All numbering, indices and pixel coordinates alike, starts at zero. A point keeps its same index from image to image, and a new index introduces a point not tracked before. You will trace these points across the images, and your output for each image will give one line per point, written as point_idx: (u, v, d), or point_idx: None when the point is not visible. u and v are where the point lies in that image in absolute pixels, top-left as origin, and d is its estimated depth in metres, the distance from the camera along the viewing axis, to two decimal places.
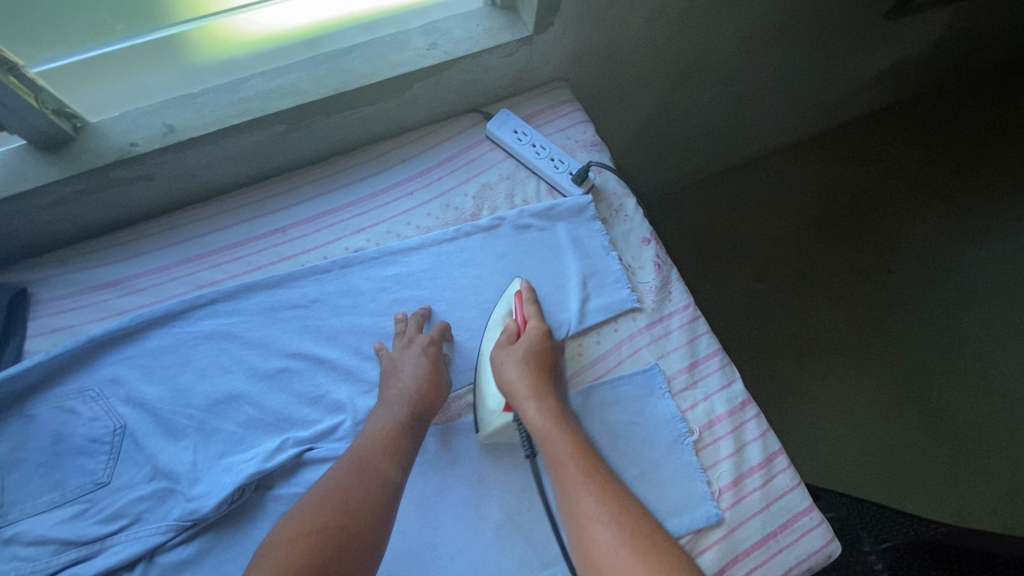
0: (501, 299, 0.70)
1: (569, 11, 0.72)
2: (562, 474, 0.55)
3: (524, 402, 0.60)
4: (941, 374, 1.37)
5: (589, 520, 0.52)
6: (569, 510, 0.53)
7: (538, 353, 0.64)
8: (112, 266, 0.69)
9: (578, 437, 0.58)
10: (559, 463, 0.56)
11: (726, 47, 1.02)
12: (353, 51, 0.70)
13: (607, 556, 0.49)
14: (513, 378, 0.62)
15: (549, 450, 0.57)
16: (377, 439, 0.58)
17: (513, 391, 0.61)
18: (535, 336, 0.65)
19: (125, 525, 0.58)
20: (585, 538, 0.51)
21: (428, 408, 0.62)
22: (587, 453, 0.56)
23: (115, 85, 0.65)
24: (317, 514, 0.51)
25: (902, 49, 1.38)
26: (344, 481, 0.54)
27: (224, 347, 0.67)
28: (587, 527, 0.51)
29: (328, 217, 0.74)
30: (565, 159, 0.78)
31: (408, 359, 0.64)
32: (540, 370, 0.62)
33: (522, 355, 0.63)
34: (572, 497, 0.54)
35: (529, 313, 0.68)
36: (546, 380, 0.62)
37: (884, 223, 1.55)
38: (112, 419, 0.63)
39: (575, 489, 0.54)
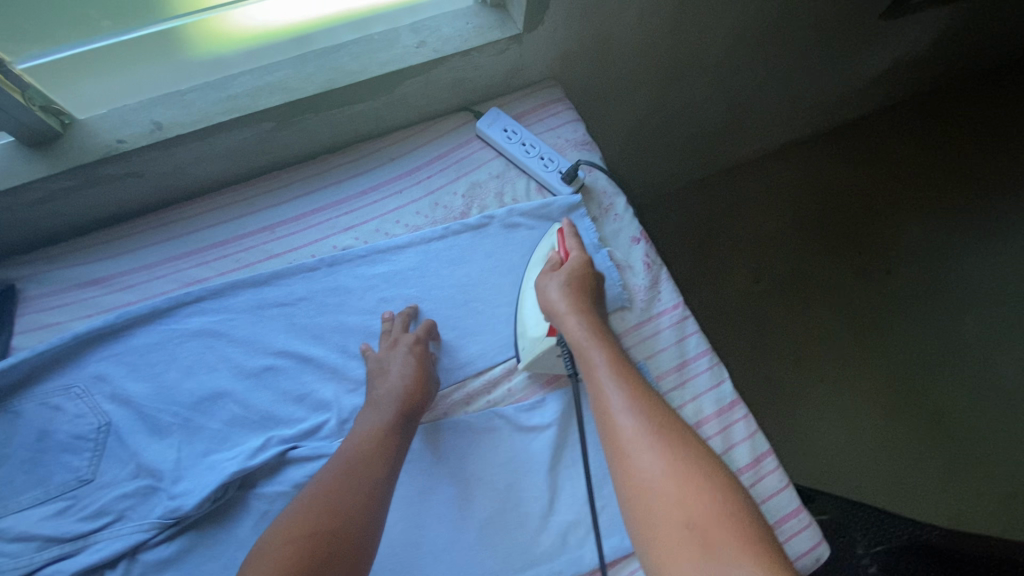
0: (546, 236, 0.72)
1: (558, 9, 0.72)
2: (594, 376, 0.57)
3: (565, 317, 0.62)
4: (938, 376, 1.36)
5: (618, 413, 0.53)
6: (597, 406, 0.55)
7: (581, 277, 0.65)
8: (99, 263, 0.69)
9: (612, 346, 0.59)
10: (592, 367, 0.57)
11: (720, 47, 1.02)
12: (341, 49, 0.70)
13: (632, 444, 0.50)
14: (555, 298, 0.64)
15: (585, 357, 0.58)
16: (365, 442, 0.57)
17: (554, 309, 0.63)
18: (578, 263, 0.67)
19: (109, 522, 0.58)
20: (612, 431, 0.52)
21: (416, 408, 0.62)
22: (621, 360, 0.58)
23: (102, 82, 0.65)
24: (304, 519, 0.50)
25: (900, 49, 1.38)
26: (332, 485, 0.53)
27: (210, 345, 0.66)
28: (614, 420, 0.53)
29: (317, 215, 0.74)
30: (555, 158, 0.77)
31: (394, 359, 0.64)
32: (582, 292, 0.64)
33: (565, 278, 0.65)
34: (603, 396, 0.55)
35: (572, 244, 0.69)
36: (587, 301, 0.64)
37: (883, 223, 1.54)
38: (97, 416, 0.63)
39: (606, 386, 0.55)
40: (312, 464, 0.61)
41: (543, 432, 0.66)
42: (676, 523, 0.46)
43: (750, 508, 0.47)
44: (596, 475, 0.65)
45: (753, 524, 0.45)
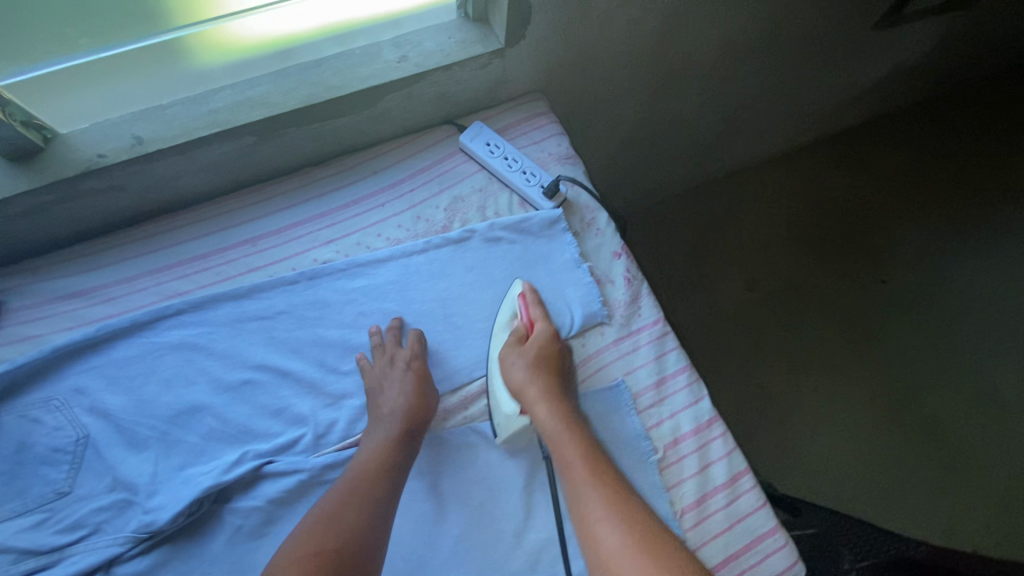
0: (505, 302, 0.72)
1: (541, 24, 0.72)
2: (571, 478, 0.58)
3: (535, 406, 0.63)
4: (932, 388, 1.35)
5: (597, 520, 0.54)
6: (578, 511, 0.56)
7: (548, 357, 0.67)
8: (80, 275, 0.69)
9: (586, 442, 0.61)
10: (569, 467, 0.59)
11: (711, 57, 1.01)
12: (323, 64, 0.70)
13: (613, 553, 0.52)
14: (523, 382, 0.64)
15: (560, 453, 0.60)
16: (371, 460, 0.60)
17: (523, 395, 0.64)
18: (543, 338, 0.68)
19: (85, 535, 0.59)
20: (592, 538, 0.54)
21: (419, 423, 0.63)
22: (595, 457, 0.59)
23: (82, 96, 0.65)
24: (311, 539, 0.53)
25: (897, 58, 1.37)
26: (337, 506, 0.56)
27: (190, 358, 0.67)
28: (594, 526, 0.54)
29: (298, 228, 0.74)
30: (537, 172, 0.77)
31: (391, 377, 0.65)
32: (550, 374, 0.65)
33: (532, 359, 0.66)
34: (580, 499, 0.56)
35: (536, 314, 0.70)
36: (555, 384, 0.65)
37: (880, 232, 1.52)
38: (76, 429, 0.63)
39: (584, 491, 0.57)
40: (287, 479, 0.62)
41: (519, 449, 0.66)
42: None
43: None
44: None
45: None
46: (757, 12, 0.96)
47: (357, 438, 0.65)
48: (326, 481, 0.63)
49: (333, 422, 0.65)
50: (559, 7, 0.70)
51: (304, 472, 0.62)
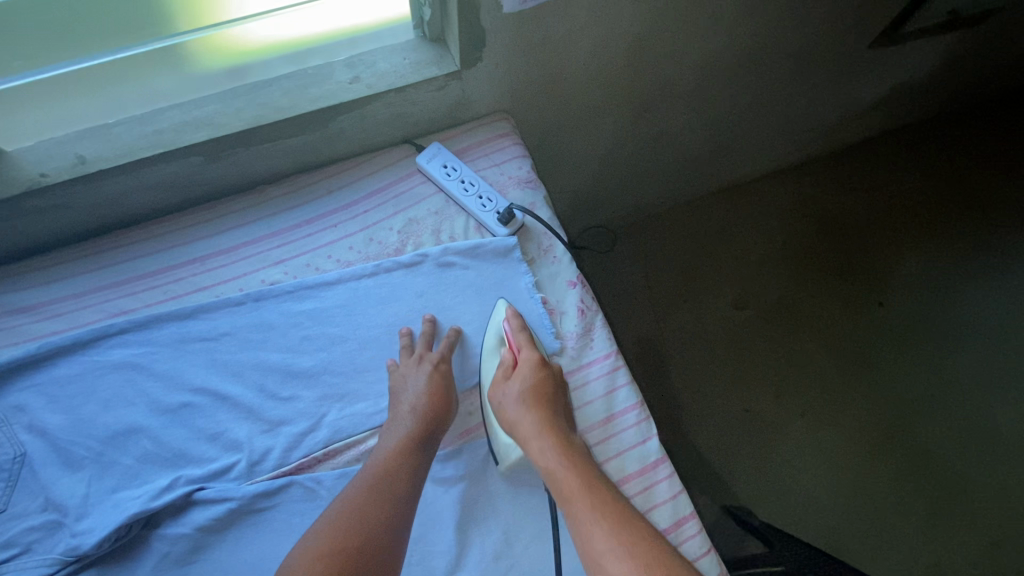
0: (489, 327, 0.71)
1: (497, 47, 0.70)
2: (574, 514, 0.54)
3: (528, 440, 0.60)
4: (925, 417, 1.30)
5: (606, 559, 0.50)
6: (585, 549, 0.52)
7: (536, 384, 0.63)
8: (30, 290, 0.70)
9: (585, 472, 0.57)
10: (569, 502, 0.55)
11: (693, 79, 0.98)
12: (274, 84, 0.69)
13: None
14: (514, 417, 0.62)
15: (559, 489, 0.56)
16: (390, 459, 0.59)
17: (516, 430, 0.61)
18: (529, 365, 0.64)
19: (13, 555, 0.58)
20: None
21: (440, 424, 0.64)
22: (596, 487, 0.55)
23: (27, 116, 0.65)
24: (333, 536, 0.52)
25: (899, 76, 1.31)
26: (359, 502, 0.55)
27: (130, 378, 0.66)
28: (604, 562, 0.50)
29: (249, 248, 0.73)
30: (493, 198, 0.76)
31: (416, 374, 0.65)
32: (541, 402, 0.62)
33: (520, 389, 0.63)
34: (586, 537, 0.52)
35: (520, 341, 0.67)
36: (548, 413, 0.61)
37: (880, 253, 1.47)
38: (13, 447, 0.63)
39: (588, 527, 0.52)
40: (217, 506, 0.61)
41: (459, 483, 0.65)
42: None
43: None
44: (506, 531, 0.63)
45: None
46: (742, 34, 0.92)
47: (291, 466, 0.64)
48: (257, 510, 0.62)
49: (268, 450, 0.64)
50: (516, 30, 0.68)
51: (234, 500, 0.61)
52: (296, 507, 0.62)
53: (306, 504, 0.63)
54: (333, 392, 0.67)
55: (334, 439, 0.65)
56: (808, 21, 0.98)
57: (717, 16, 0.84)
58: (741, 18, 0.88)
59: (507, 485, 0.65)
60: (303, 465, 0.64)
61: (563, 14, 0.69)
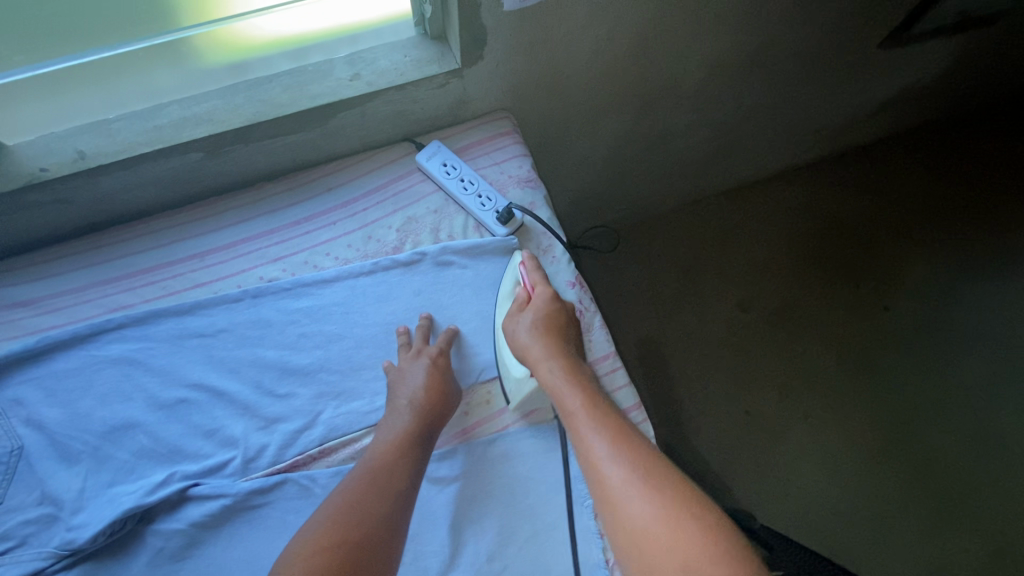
0: (506, 275, 0.72)
1: (498, 45, 0.69)
2: (576, 426, 0.55)
3: (538, 363, 0.62)
4: (930, 422, 1.29)
5: (602, 462, 0.51)
6: (582, 455, 0.53)
7: (549, 316, 0.65)
8: (30, 285, 0.70)
9: (589, 393, 0.58)
10: (571, 415, 0.56)
11: (697, 79, 0.97)
12: (273, 80, 0.69)
13: (619, 491, 0.49)
14: (526, 342, 0.63)
15: (563, 406, 0.58)
16: (389, 452, 0.59)
17: (526, 356, 0.63)
18: (543, 298, 0.66)
19: (9, 548, 0.58)
20: (597, 480, 0.51)
21: (438, 418, 0.63)
22: (598, 405, 0.57)
23: (29, 111, 0.65)
24: (331, 529, 0.51)
25: (907, 77, 1.30)
26: (357, 496, 0.55)
27: (128, 373, 0.67)
28: (599, 465, 0.51)
29: (248, 244, 0.73)
30: (493, 197, 0.75)
31: (414, 368, 0.65)
32: (552, 332, 0.64)
33: (533, 318, 0.65)
34: (585, 445, 0.53)
35: (535, 278, 0.69)
36: (559, 342, 0.63)
37: (886, 257, 1.45)
38: (11, 440, 0.63)
39: (589, 436, 0.54)
40: (212, 502, 0.61)
41: (453, 483, 0.65)
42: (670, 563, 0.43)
43: (746, 544, 0.44)
44: (500, 532, 0.63)
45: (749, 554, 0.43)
46: (747, 34, 0.91)
47: (287, 463, 0.64)
48: (252, 507, 0.62)
49: (264, 447, 0.64)
50: (517, 28, 0.68)
51: (229, 497, 0.61)
52: (291, 504, 0.62)
53: (301, 502, 0.63)
54: (329, 390, 0.67)
55: (329, 437, 0.65)
56: (816, 21, 0.96)
57: (722, 15, 0.83)
58: (747, 18, 0.87)
59: (502, 485, 0.65)
60: (298, 463, 0.64)
61: (565, 12, 0.68)
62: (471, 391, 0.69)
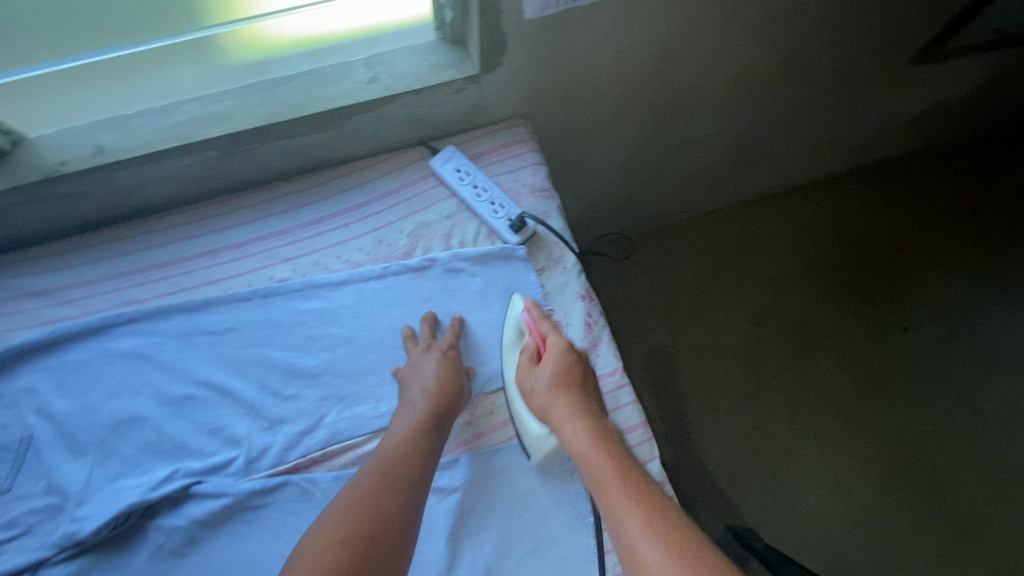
0: (506, 322, 0.70)
1: (517, 52, 0.68)
2: (605, 496, 0.50)
3: (561, 423, 0.57)
4: (947, 449, 1.25)
5: (636, 539, 0.46)
6: (615, 531, 0.48)
7: (566, 368, 0.61)
8: (47, 276, 0.71)
9: (617, 455, 0.54)
10: (600, 484, 0.51)
11: (721, 89, 0.95)
12: (291, 81, 0.69)
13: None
14: (544, 400, 0.60)
15: (591, 474, 0.53)
16: (401, 444, 0.58)
17: (547, 415, 0.59)
18: (556, 348, 0.62)
19: (14, 535, 0.59)
20: (631, 560, 0.46)
21: (449, 411, 0.63)
22: (628, 472, 0.52)
23: (50, 105, 0.66)
24: (343, 524, 0.51)
25: (938, 93, 1.26)
26: (369, 487, 0.54)
27: (137, 367, 0.67)
28: (634, 544, 0.46)
29: (259, 244, 0.73)
30: (505, 204, 0.74)
31: (425, 361, 0.65)
32: (572, 386, 0.60)
33: (552, 373, 0.61)
34: (617, 518, 0.48)
35: (545, 328, 0.65)
36: (581, 397, 0.59)
37: (906, 277, 1.42)
38: (21, 428, 0.64)
39: (619, 508, 0.49)
40: (214, 501, 0.62)
41: (454, 494, 0.64)
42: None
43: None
44: (499, 547, 0.62)
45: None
46: (772, 48, 0.89)
47: (288, 466, 0.64)
48: (253, 507, 0.62)
49: (267, 447, 0.64)
50: (538, 36, 0.67)
51: (230, 497, 0.62)
52: (291, 506, 0.62)
53: (301, 505, 0.63)
54: (334, 394, 0.67)
55: (331, 441, 0.65)
56: (845, 35, 0.94)
57: (749, 26, 0.81)
58: (775, 30, 0.85)
59: (502, 498, 0.64)
60: (300, 465, 0.64)
61: (587, 21, 0.67)
62: (475, 402, 0.69)
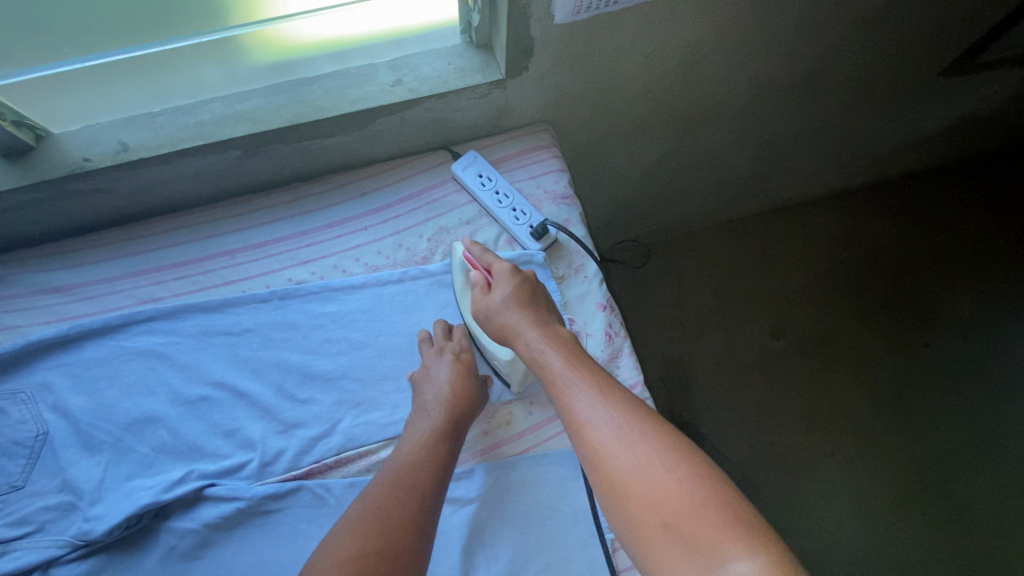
0: (454, 269, 0.70)
1: (545, 57, 0.67)
2: (554, 387, 0.54)
3: (515, 335, 0.60)
4: (970, 474, 1.22)
5: (583, 423, 0.50)
6: (567, 418, 0.52)
7: (518, 288, 0.63)
8: (67, 272, 0.71)
9: (568, 351, 0.57)
10: (551, 378, 0.55)
11: (746, 99, 0.93)
12: (315, 83, 0.69)
13: (603, 451, 0.48)
14: (499, 322, 0.62)
15: (542, 372, 0.56)
16: (415, 453, 0.57)
17: (503, 333, 0.61)
18: (504, 273, 0.64)
19: (28, 532, 0.59)
20: (580, 439, 0.50)
21: (464, 419, 0.62)
22: (578, 365, 0.55)
23: (74, 101, 0.66)
24: (352, 540, 0.50)
25: (967, 106, 1.24)
26: (379, 500, 0.53)
27: (153, 366, 0.67)
28: (585, 428, 0.50)
29: (279, 245, 0.73)
30: (527, 211, 0.73)
31: (438, 365, 0.64)
32: (525, 304, 0.62)
33: (503, 297, 0.62)
34: (566, 405, 0.52)
35: (488, 260, 0.67)
36: (533, 312, 0.61)
37: (926, 292, 1.39)
38: (37, 424, 0.64)
39: (570, 397, 0.52)
40: (226, 505, 0.61)
41: (469, 506, 0.63)
42: (653, 523, 0.44)
43: (729, 490, 0.45)
44: (513, 560, 0.61)
45: (733, 503, 0.44)
46: (801, 59, 0.87)
47: (302, 471, 0.63)
48: (266, 512, 0.61)
49: (281, 451, 0.64)
50: (566, 42, 0.66)
51: (243, 501, 0.61)
52: (304, 512, 0.62)
53: (314, 510, 0.62)
54: (349, 399, 0.66)
55: (346, 447, 0.64)
56: (878, 45, 0.92)
57: (780, 35, 0.79)
58: (808, 39, 0.83)
59: (518, 510, 0.63)
60: (314, 471, 0.63)
61: (617, 27, 0.66)
62: (493, 411, 0.67)
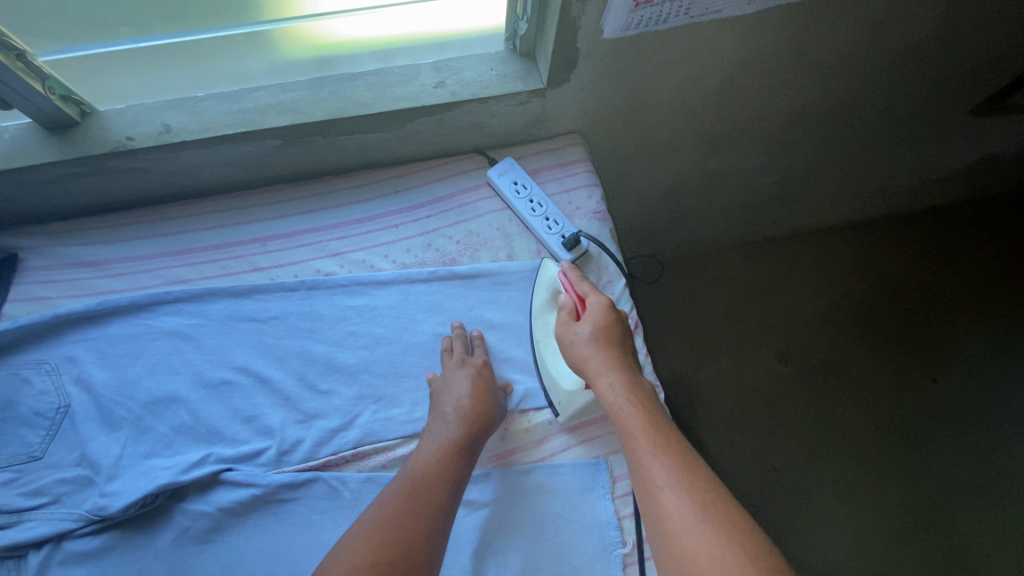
0: (539, 284, 0.71)
1: (587, 69, 0.68)
2: (632, 445, 0.54)
3: (596, 375, 0.60)
4: (973, 517, 1.20)
5: (659, 487, 0.50)
6: (641, 478, 0.51)
7: (608, 326, 0.63)
8: (98, 247, 0.72)
9: (649, 411, 0.56)
10: (629, 433, 0.55)
11: (776, 123, 0.94)
12: (359, 78, 0.69)
13: (677, 519, 0.47)
14: (583, 354, 0.62)
15: (623, 425, 0.56)
16: (431, 464, 0.57)
17: (583, 367, 0.62)
18: (599, 307, 0.64)
19: (43, 503, 0.60)
20: (653, 502, 0.49)
21: (483, 432, 0.62)
22: (661, 430, 0.54)
23: (123, 79, 0.67)
24: (367, 549, 0.50)
25: (993, 145, 1.24)
26: (394, 509, 0.53)
27: (178, 347, 0.67)
28: (659, 492, 0.49)
29: (310, 235, 0.74)
30: (560, 221, 0.74)
31: (459, 376, 0.64)
32: (611, 343, 0.62)
33: (592, 331, 0.63)
34: (642, 467, 0.52)
35: (583, 288, 0.67)
36: (618, 355, 0.62)
37: (937, 329, 1.39)
38: (59, 397, 0.64)
39: (647, 459, 0.52)
40: (241, 491, 0.61)
41: (483, 509, 0.63)
42: None
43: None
44: (523, 567, 0.61)
45: None
46: (834, 88, 0.88)
47: (318, 462, 0.63)
48: (280, 500, 0.62)
49: (299, 441, 0.64)
50: (609, 58, 0.66)
51: (259, 488, 0.61)
52: (318, 503, 0.62)
53: (327, 502, 0.62)
54: (370, 393, 0.66)
55: (364, 441, 0.64)
56: (910, 79, 0.93)
57: (818, 63, 0.80)
58: (843, 69, 0.84)
59: (531, 518, 0.63)
60: (330, 463, 0.64)
61: (661, 46, 0.66)
62: (510, 420, 0.67)
